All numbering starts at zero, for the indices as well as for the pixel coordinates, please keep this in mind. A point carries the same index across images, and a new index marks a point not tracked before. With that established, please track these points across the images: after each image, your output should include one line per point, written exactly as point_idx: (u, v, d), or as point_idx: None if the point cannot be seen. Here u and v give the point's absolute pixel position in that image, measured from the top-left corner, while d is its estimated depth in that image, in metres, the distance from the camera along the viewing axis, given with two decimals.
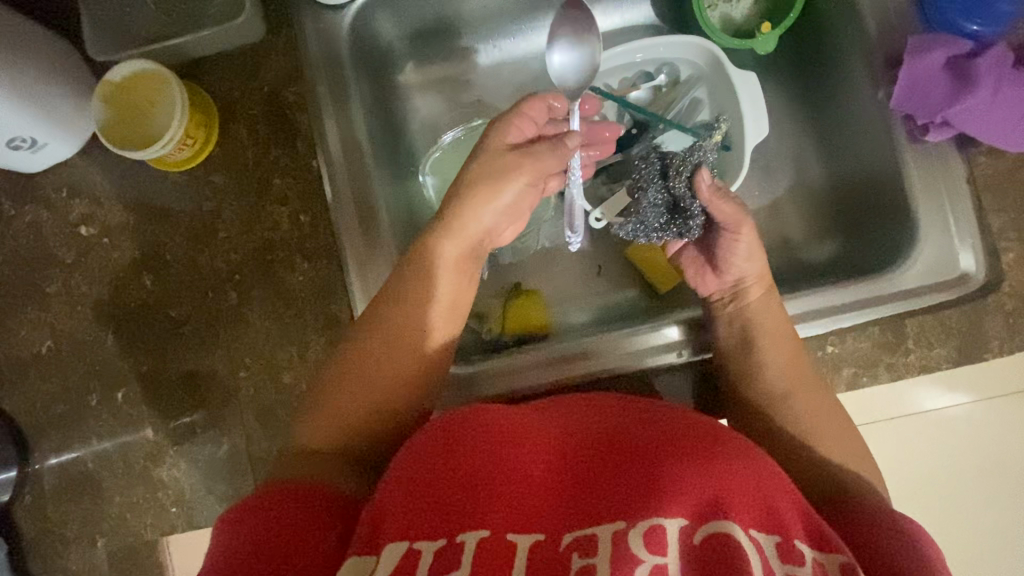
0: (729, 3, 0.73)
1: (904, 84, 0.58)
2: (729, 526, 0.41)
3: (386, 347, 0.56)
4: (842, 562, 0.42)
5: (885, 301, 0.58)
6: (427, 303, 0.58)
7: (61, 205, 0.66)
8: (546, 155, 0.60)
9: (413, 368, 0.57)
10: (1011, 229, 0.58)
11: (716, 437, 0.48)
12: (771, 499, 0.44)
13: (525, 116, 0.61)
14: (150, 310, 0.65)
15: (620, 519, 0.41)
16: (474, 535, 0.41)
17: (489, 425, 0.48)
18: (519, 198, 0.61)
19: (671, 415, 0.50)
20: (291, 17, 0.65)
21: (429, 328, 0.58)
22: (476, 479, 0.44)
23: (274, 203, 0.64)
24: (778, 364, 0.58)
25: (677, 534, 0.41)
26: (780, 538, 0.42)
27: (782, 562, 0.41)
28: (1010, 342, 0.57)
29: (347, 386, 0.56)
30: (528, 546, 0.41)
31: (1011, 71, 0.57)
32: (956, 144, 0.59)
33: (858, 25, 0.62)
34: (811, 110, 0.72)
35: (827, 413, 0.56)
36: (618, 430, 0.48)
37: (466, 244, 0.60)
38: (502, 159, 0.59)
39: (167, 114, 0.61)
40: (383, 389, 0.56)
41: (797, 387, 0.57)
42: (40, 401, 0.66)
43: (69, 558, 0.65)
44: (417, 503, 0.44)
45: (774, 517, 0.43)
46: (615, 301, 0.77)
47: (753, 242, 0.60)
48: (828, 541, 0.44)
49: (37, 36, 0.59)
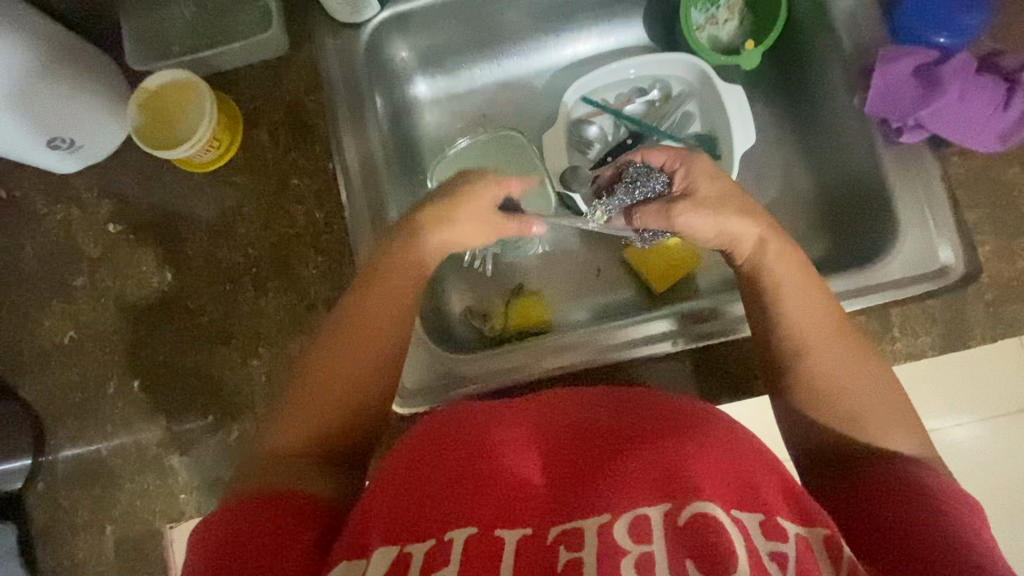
0: (716, 25, 0.79)
1: (877, 89, 0.62)
2: (710, 507, 0.42)
3: (344, 351, 0.56)
4: (825, 535, 0.44)
5: (864, 292, 0.62)
6: (386, 306, 0.58)
7: (91, 203, 0.70)
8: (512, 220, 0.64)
9: (384, 360, 0.57)
10: (987, 223, 0.61)
11: (692, 420, 0.48)
12: (753, 480, 0.45)
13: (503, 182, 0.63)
14: (169, 302, 0.68)
15: (604, 511, 0.42)
16: (462, 533, 0.42)
17: (470, 428, 0.49)
18: (474, 235, 0.63)
19: (651, 403, 0.51)
20: (313, 35, 0.71)
21: (386, 328, 0.57)
22: (461, 481, 0.45)
23: (291, 201, 0.69)
24: (800, 318, 0.54)
25: (661, 520, 0.41)
26: (763, 517, 0.43)
27: (766, 540, 0.42)
28: (992, 331, 0.60)
29: (313, 382, 0.55)
30: (516, 540, 0.42)
31: (974, 75, 0.61)
32: (930, 145, 0.63)
33: (833, 40, 0.67)
34: (796, 119, 0.77)
35: (856, 371, 0.52)
36: (597, 420, 0.49)
37: (415, 266, 0.60)
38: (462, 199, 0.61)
39: (196, 118, 0.66)
40: (345, 391, 0.55)
41: (812, 342, 0.53)
42: (60, 390, 0.69)
43: (77, 546, 0.66)
44: (405, 505, 0.45)
45: (756, 497, 0.44)
46: (613, 301, 0.80)
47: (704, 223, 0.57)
48: (811, 516, 0.45)
49: (81, 47, 0.65)
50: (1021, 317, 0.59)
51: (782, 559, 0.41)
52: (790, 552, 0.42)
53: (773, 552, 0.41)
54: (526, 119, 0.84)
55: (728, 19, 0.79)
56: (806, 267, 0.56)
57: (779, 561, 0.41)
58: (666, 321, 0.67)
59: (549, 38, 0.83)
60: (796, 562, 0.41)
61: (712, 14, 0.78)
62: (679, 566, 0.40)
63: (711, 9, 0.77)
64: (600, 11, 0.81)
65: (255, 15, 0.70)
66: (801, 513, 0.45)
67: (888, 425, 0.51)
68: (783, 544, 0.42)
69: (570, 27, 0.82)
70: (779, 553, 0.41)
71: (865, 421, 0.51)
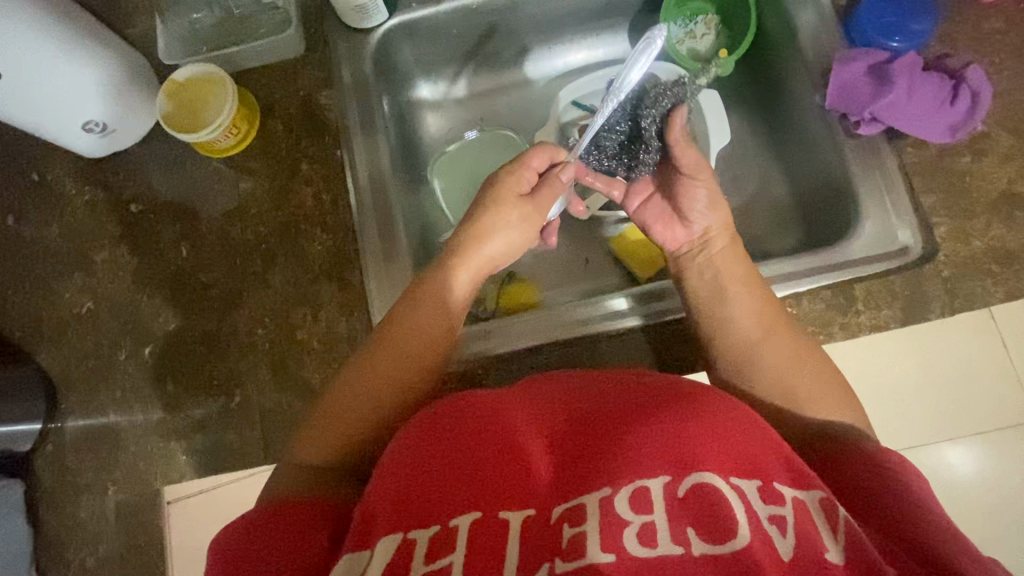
0: (694, 38, 0.86)
1: (835, 87, 0.69)
2: (708, 476, 0.42)
3: (392, 349, 0.61)
4: (821, 496, 0.44)
5: (836, 267, 0.66)
6: (429, 309, 0.63)
7: (117, 185, 0.76)
8: (545, 193, 0.70)
9: (419, 370, 0.61)
10: (942, 206, 0.66)
11: (688, 393, 0.48)
12: (750, 448, 0.45)
13: (525, 165, 0.71)
14: (183, 275, 0.73)
15: (605, 485, 0.42)
16: (467, 518, 0.42)
17: (467, 418, 0.48)
18: (521, 240, 0.70)
19: (639, 379, 0.51)
20: (327, 39, 0.78)
21: (434, 324, 0.63)
22: (462, 469, 0.45)
23: (300, 184, 0.75)
24: (750, 314, 0.61)
25: (661, 491, 0.42)
26: (760, 483, 0.44)
27: (765, 503, 0.43)
28: (951, 304, 0.64)
29: (355, 383, 0.60)
30: (521, 521, 0.42)
31: (921, 72, 0.67)
32: (887, 136, 0.69)
33: (798, 48, 0.75)
34: (767, 121, 0.83)
35: (801, 358, 0.59)
36: (594, 398, 0.49)
37: (477, 269, 0.67)
38: (505, 204, 0.68)
39: (217, 108, 0.73)
40: (389, 380, 0.60)
41: (770, 333, 0.60)
42: (74, 357, 0.73)
43: (80, 506, 0.70)
44: (406, 495, 0.44)
45: (753, 463, 0.45)
46: (600, 287, 0.84)
47: (709, 190, 0.68)
48: (806, 478, 0.45)
49: (119, 42, 0.73)
50: (976, 291, 0.63)
51: (781, 521, 0.42)
52: (789, 514, 0.42)
53: (772, 515, 0.42)
54: (521, 121, 0.91)
55: (705, 33, 0.87)
56: (750, 275, 0.64)
57: (779, 524, 0.41)
58: (621, 299, 0.71)
59: (542, 49, 0.90)
60: (796, 524, 0.41)
61: (690, 29, 0.87)
62: (680, 533, 0.40)
63: (689, 24, 0.87)
64: (588, 25, 0.88)
65: (275, 21, 0.78)
66: (795, 476, 0.45)
67: (825, 402, 0.57)
68: (783, 507, 0.42)
69: (563, 40, 0.90)
70: (779, 517, 0.42)
71: (804, 399, 0.57)
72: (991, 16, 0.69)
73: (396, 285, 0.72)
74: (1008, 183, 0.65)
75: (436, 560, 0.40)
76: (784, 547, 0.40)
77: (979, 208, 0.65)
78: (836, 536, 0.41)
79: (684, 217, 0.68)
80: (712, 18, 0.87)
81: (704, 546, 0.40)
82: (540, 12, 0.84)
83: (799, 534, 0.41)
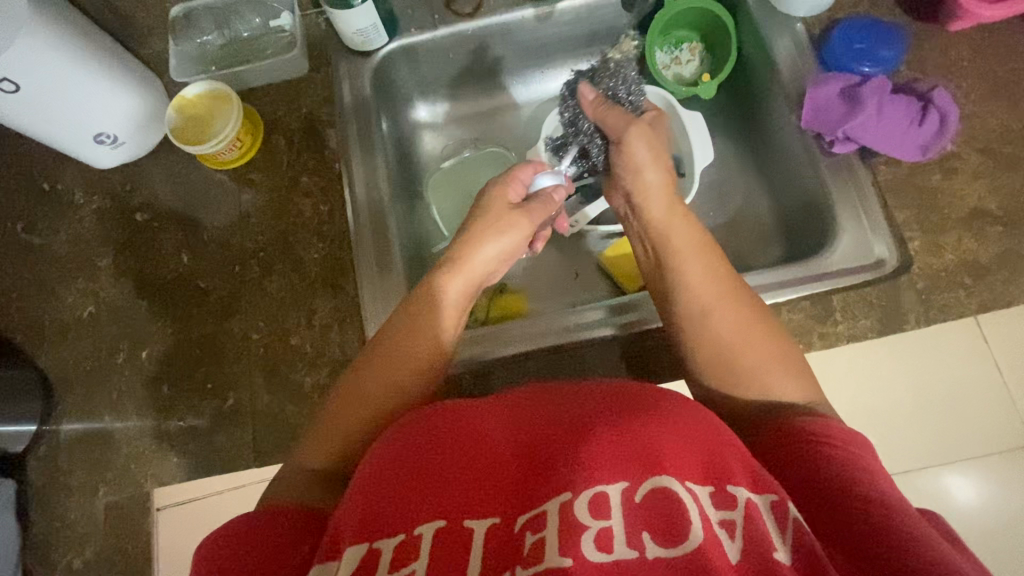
0: (679, 64, 0.90)
1: (809, 109, 0.73)
2: (665, 480, 0.44)
3: (388, 358, 0.63)
4: (772, 500, 0.45)
5: (812, 278, 0.69)
6: (422, 321, 0.65)
7: (124, 194, 0.79)
8: (538, 206, 0.76)
9: (414, 379, 0.63)
10: (915, 222, 0.68)
11: (652, 398, 0.50)
12: (712, 452, 0.47)
13: (518, 181, 0.78)
14: (182, 281, 0.76)
15: (566, 490, 0.44)
16: (431, 527, 0.44)
17: (436, 430, 0.50)
18: (517, 247, 0.75)
19: (606, 387, 0.53)
20: (330, 61, 0.83)
21: (434, 331, 0.65)
22: (428, 479, 0.46)
23: (300, 196, 0.78)
24: (695, 284, 0.61)
25: (619, 496, 0.43)
26: (714, 488, 0.45)
27: (717, 508, 0.44)
28: (925, 315, 0.66)
29: (352, 391, 0.61)
30: (483, 529, 0.44)
31: (889, 95, 0.71)
32: (861, 155, 0.72)
33: (776, 73, 0.79)
34: (750, 142, 0.87)
35: (749, 327, 0.59)
36: (562, 408, 0.50)
37: (471, 280, 0.71)
38: (503, 214, 0.74)
39: (223, 122, 0.76)
40: (388, 384, 0.61)
41: (713, 300, 0.60)
42: (72, 360, 0.74)
43: (69, 508, 0.70)
44: (374, 505, 0.46)
45: (712, 467, 0.46)
46: (589, 298, 0.86)
47: (644, 154, 0.73)
48: (763, 482, 0.47)
49: (132, 60, 0.77)
50: (949, 303, 0.66)
51: (731, 525, 0.43)
52: (740, 516, 0.43)
53: (723, 519, 0.43)
54: (514, 139, 0.95)
55: (689, 60, 0.91)
56: (703, 242, 0.65)
57: (726, 528, 0.43)
58: (592, 312, 0.74)
59: (535, 73, 0.94)
60: (745, 527, 0.43)
61: (676, 55, 0.91)
62: (636, 538, 0.42)
63: (675, 51, 0.91)
64: (578, 52, 0.92)
65: (281, 43, 0.83)
66: (754, 480, 0.47)
67: (770, 374, 0.57)
68: (733, 511, 0.44)
69: (555, 64, 0.93)
70: (729, 520, 0.43)
71: (748, 371, 0.57)
72: (957, 44, 0.73)
73: (388, 298, 0.73)
74: (978, 199, 0.68)
75: (401, 568, 0.42)
76: (732, 550, 0.42)
77: (950, 223, 0.68)
78: (783, 538, 0.43)
79: (628, 180, 0.73)
80: (697, 46, 0.90)
81: (658, 549, 0.41)
82: (532, 39, 0.88)
83: (748, 536, 0.42)
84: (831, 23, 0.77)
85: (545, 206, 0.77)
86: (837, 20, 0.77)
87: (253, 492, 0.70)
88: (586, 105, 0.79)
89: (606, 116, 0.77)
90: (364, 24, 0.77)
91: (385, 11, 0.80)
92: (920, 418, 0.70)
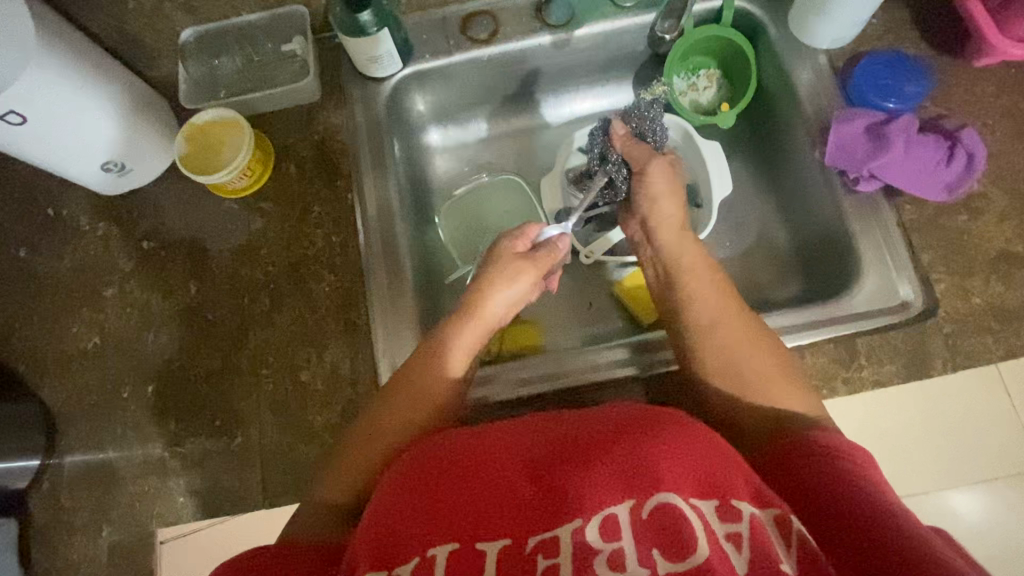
0: (696, 91, 0.88)
1: (833, 145, 0.71)
2: (670, 497, 0.44)
3: (401, 396, 0.63)
4: (777, 514, 0.46)
5: (836, 321, 0.67)
6: (440, 351, 0.66)
7: (131, 222, 0.78)
8: (543, 256, 0.74)
9: (430, 411, 0.63)
10: (941, 264, 0.67)
11: (655, 421, 0.51)
12: (714, 471, 0.47)
13: (523, 235, 0.75)
14: (190, 313, 0.74)
15: (576, 515, 0.44)
16: (445, 549, 0.45)
17: (446, 458, 0.52)
18: (526, 294, 0.73)
19: (610, 413, 0.54)
20: (344, 87, 0.81)
21: (447, 365, 0.66)
22: (441, 502, 0.48)
23: (310, 227, 0.76)
24: (705, 303, 0.65)
25: (626, 515, 0.44)
26: (718, 501, 0.46)
27: (721, 523, 0.44)
28: (952, 361, 0.64)
29: (369, 426, 0.62)
30: (496, 552, 0.44)
31: (915, 134, 0.69)
32: (885, 194, 0.71)
33: (797, 106, 0.77)
34: (768, 173, 0.85)
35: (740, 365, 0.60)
36: (567, 431, 0.52)
37: (483, 326, 0.70)
38: (510, 262, 0.72)
39: (233, 152, 0.75)
40: (403, 414, 0.62)
41: (721, 317, 0.63)
42: (76, 394, 0.73)
43: (72, 547, 0.69)
44: (391, 528, 0.47)
45: (714, 483, 0.47)
46: (602, 330, 0.84)
47: (662, 182, 0.74)
48: (766, 496, 0.47)
49: (140, 87, 0.75)
50: (976, 349, 0.64)
51: (738, 538, 0.44)
52: (745, 530, 0.44)
53: (728, 532, 0.44)
54: (527, 163, 0.93)
55: (707, 87, 0.88)
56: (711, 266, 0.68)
57: (734, 541, 0.43)
58: (612, 352, 0.71)
59: (550, 97, 0.92)
60: (751, 539, 0.43)
61: (693, 82, 0.88)
62: (646, 556, 0.42)
63: (691, 77, 0.88)
64: (594, 77, 0.90)
65: (293, 68, 0.81)
66: (758, 496, 0.47)
67: (778, 392, 0.59)
68: (737, 525, 0.44)
69: (571, 89, 0.92)
70: (734, 534, 0.44)
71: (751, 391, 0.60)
72: (984, 80, 0.72)
73: (400, 332, 0.72)
74: (1005, 242, 0.67)
75: None
76: (739, 564, 0.42)
77: (976, 265, 0.66)
78: (789, 548, 0.44)
79: (644, 208, 0.74)
80: (714, 72, 0.88)
81: (667, 567, 0.42)
82: (548, 65, 0.87)
83: (754, 547, 0.43)
84: (854, 57, 0.76)
85: (550, 254, 0.74)
86: (861, 54, 0.75)
87: (278, 521, 0.68)
88: (615, 138, 0.77)
89: (632, 150, 0.76)
90: (379, 52, 0.75)
91: (401, 37, 0.78)
92: (932, 454, 0.68)
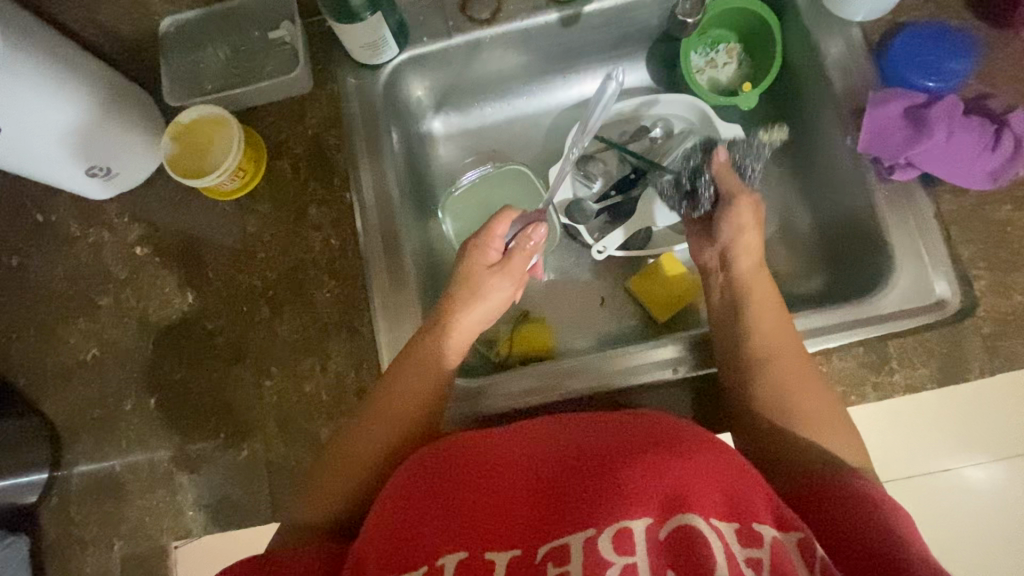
0: (715, 67, 0.82)
1: (868, 130, 0.66)
2: (690, 518, 0.41)
3: (404, 397, 0.60)
4: (800, 539, 0.43)
5: (864, 322, 0.63)
6: (439, 351, 0.63)
7: (121, 227, 0.75)
8: (517, 260, 0.67)
9: (434, 420, 0.61)
10: (981, 258, 0.62)
11: (675, 433, 0.48)
12: (737, 488, 0.44)
13: (495, 235, 0.67)
14: (189, 322, 0.71)
15: (590, 526, 0.42)
16: (453, 558, 0.43)
17: (457, 463, 0.49)
18: (504, 302, 0.68)
19: (633, 421, 0.50)
20: (337, 76, 0.76)
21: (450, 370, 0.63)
22: (451, 508, 0.46)
23: (308, 228, 0.72)
24: (763, 328, 0.61)
25: (643, 531, 0.41)
26: (740, 524, 0.43)
27: (743, 546, 0.42)
28: (990, 364, 0.60)
29: (371, 435, 0.60)
30: (506, 561, 0.42)
31: (960, 117, 0.64)
32: (922, 182, 0.65)
33: (827, 86, 0.71)
34: (791, 158, 0.80)
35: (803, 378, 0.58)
36: (585, 440, 0.49)
37: (462, 336, 0.65)
38: (479, 277, 0.66)
39: (223, 152, 0.71)
40: (403, 419, 0.60)
41: (782, 349, 0.59)
42: (77, 408, 0.71)
43: (84, 561, 0.68)
44: (398, 533, 0.46)
45: (736, 504, 0.44)
46: (615, 328, 0.81)
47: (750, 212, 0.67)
48: (789, 519, 0.44)
49: (121, 84, 0.71)
50: (1018, 350, 0.60)
51: (757, 565, 0.41)
52: (766, 559, 0.41)
53: (748, 557, 0.41)
54: (533, 150, 0.88)
55: (727, 62, 0.82)
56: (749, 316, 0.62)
57: (754, 567, 0.40)
58: (634, 356, 0.67)
59: (557, 77, 0.86)
60: (773, 567, 0.41)
61: (711, 58, 0.82)
62: None
63: (710, 52, 0.82)
64: (603, 54, 0.84)
65: (283, 57, 0.76)
66: (778, 516, 0.44)
67: (803, 407, 0.57)
68: (759, 551, 0.41)
69: (577, 69, 0.86)
70: (755, 560, 0.41)
71: (784, 403, 0.57)
72: None
73: (404, 336, 0.69)
74: None
75: None
76: None
77: (1020, 260, 0.62)
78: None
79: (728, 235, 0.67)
80: (735, 46, 0.82)
81: None
82: (554, 44, 0.80)
83: None
84: (891, 29, 0.69)
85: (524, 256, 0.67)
86: (899, 25, 0.69)
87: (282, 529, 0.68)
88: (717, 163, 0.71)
89: (728, 178, 0.70)
90: (372, 38, 0.70)
91: (395, 21, 0.72)
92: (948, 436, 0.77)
